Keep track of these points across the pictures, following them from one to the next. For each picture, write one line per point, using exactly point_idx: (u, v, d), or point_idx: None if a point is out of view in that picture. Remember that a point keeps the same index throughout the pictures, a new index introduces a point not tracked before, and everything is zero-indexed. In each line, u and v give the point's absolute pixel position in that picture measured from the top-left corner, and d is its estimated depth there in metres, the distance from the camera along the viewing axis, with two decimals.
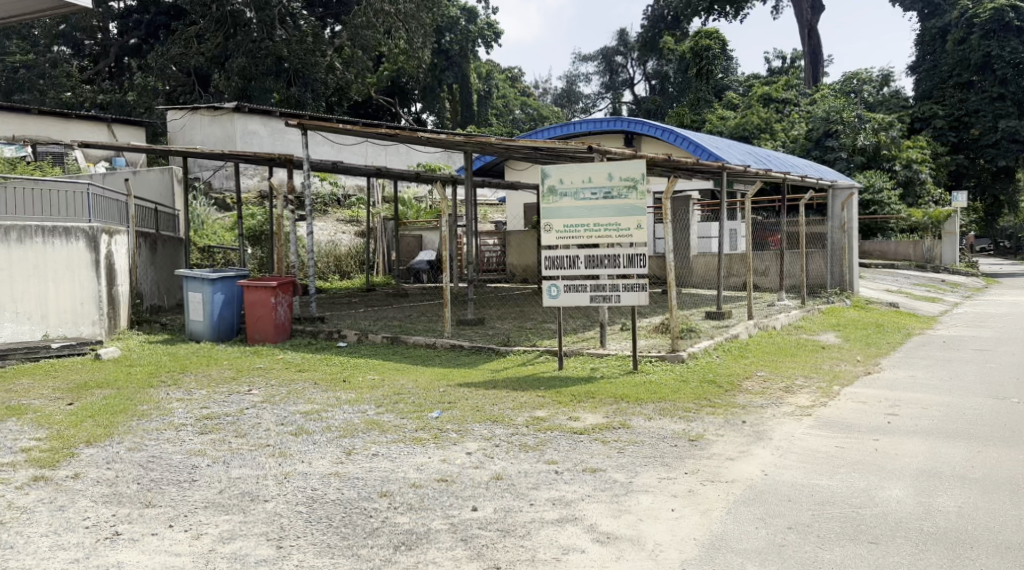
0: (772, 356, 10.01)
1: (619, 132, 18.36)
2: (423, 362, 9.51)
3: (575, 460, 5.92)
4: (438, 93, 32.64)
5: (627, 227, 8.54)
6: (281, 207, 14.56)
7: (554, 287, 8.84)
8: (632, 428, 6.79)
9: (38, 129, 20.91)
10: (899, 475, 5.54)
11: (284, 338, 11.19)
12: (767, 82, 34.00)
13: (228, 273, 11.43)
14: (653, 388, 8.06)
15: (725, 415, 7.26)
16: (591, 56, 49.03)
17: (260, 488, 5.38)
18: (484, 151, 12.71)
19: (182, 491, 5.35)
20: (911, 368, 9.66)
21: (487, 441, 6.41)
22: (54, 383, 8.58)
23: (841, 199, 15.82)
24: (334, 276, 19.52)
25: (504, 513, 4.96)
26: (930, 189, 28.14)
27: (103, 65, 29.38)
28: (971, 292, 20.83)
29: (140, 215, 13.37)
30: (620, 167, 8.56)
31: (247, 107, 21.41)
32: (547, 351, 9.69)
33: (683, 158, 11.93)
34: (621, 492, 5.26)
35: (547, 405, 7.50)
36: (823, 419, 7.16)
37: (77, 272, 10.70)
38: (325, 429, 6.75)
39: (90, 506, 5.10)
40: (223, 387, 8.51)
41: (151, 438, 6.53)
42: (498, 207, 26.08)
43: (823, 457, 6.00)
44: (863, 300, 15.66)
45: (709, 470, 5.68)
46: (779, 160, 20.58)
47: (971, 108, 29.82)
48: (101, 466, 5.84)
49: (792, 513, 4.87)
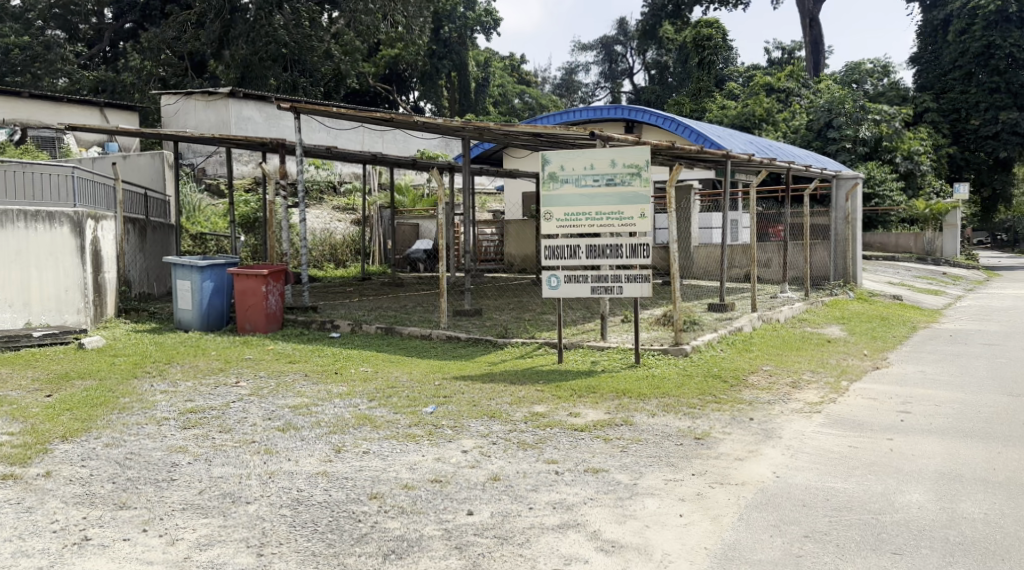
0: (777, 350, 9.71)
1: (619, 119, 17.92)
2: (418, 354, 9.19)
3: (577, 459, 5.62)
4: (436, 81, 32.17)
5: (629, 216, 8.25)
6: (274, 191, 14.10)
7: (554, 278, 8.51)
8: (634, 424, 6.50)
9: (28, 113, 20.46)
10: (917, 478, 5.25)
11: (276, 328, 10.86)
12: (767, 72, 33.57)
13: (218, 260, 11.10)
14: (656, 383, 7.75)
15: (731, 412, 6.95)
16: (590, 46, 48.52)
17: (243, 489, 5.07)
18: (483, 138, 12.37)
19: (159, 492, 5.04)
20: (920, 363, 9.37)
21: (484, 438, 6.12)
22: (34, 374, 8.26)
23: (846, 189, 15.38)
24: (329, 264, 19.19)
25: (501, 518, 4.66)
26: (931, 180, 27.82)
27: (96, 50, 28.89)
28: (972, 284, 20.58)
29: (128, 201, 13.01)
30: (623, 153, 8.23)
31: (243, 92, 21.04)
32: (545, 344, 9.39)
33: (691, 145, 11.54)
34: (625, 495, 4.96)
35: (546, 400, 7.21)
36: (833, 416, 6.87)
37: (61, 258, 10.35)
38: (315, 425, 6.45)
39: (60, 508, 4.80)
40: (210, 379, 8.19)
41: (130, 433, 6.22)
42: (496, 196, 25.77)
43: (836, 457, 5.70)
44: (867, 292, 15.34)
45: (718, 471, 5.39)
46: (782, 149, 20.24)
47: (971, 100, 29.47)
48: (75, 463, 5.53)
49: (808, 520, 4.58)
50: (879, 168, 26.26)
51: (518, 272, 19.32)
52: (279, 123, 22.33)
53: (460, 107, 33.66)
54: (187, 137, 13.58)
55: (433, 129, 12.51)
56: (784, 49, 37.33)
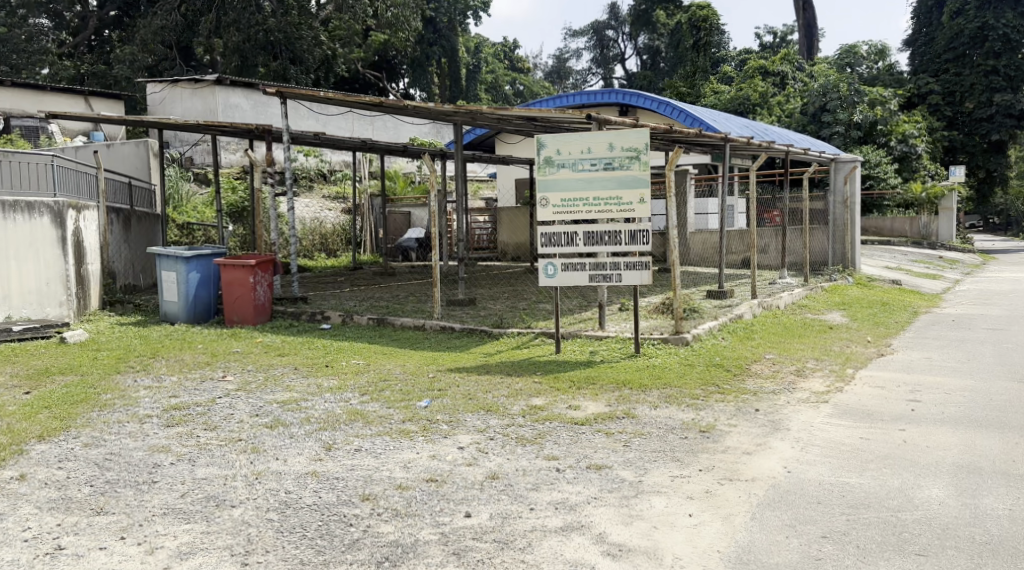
0: (780, 337, 9.47)
1: (614, 104, 17.62)
2: (411, 346, 8.92)
3: (578, 455, 5.37)
4: (426, 67, 31.75)
5: (628, 201, 7.99)
6: (261, 180, 13.68)
7: (550, 266, 8.26)
8: (636, 417, 6.26)
9: (11, 103, 20.10)
10: (936, 472, 5.00)
11: (264, 319, 10.59)
12: (760, 56, 33.23)
13: (204, 251, 10.81)
14: (656, 373, 7.52)
15: (737, 402, 6.71)
16: (581, 31, 48.09)
17: (227, 491, 4.81)
18: (475, 123, 12.06)
19: (140, 495, 4.78)
20: (925, 349, 9.14)
21: (482, 434, 5.86)
22: (12, 370, 7.98)
23: (844, 172, 15.11)
24: (320, 254, 18.92)
25: (500, 520, 4.41)
26: (927, 163, 27.60)
27: (82, 39, 27.96)
28: (969, 268, 20.44)
29: (112, 190, 12.69)
30: (622, 136, 7.96)
31: (230, 80, 20.65)
32: (542, 333, 9.14)
33: (687, 129, 11.21)
34: (631, 494, 4.71)
35: (544, 392, 6.96)
36: (841, 405, 6.64)
37: (42, 249, 10.05)
38: (304, 421, 6.18)
39: (34, 514, 4.53)
40: (196, 373, 7.95)
41: (112, 432, 5.96)
42: (488, 183, 25.51)
43: (848, 451, 5.45)
44: (865, 277, 15.15)
45: (727, 467, 5.15)
46: (779, 134, 19.98)
47: (965, 83, 29.27)
48: (50, 465, 5.25)
49: (824, 519, 4.36)
50: (874, 151, 26.07)
51: (512, 260, 19.01)
52: (266, 110, 21.91)
53: (450, 94, 33.19)
54: (171, 124, 13.19)
55: (424, 114, 12.21)
56: (776, 33, 36.89)
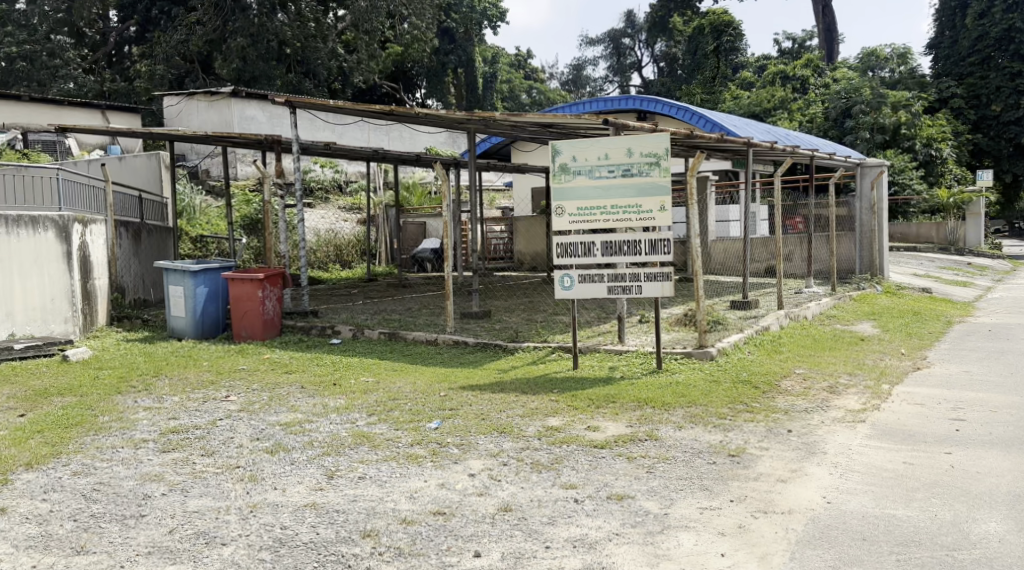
0: (809, 350, 9.03)
1: (631, 111, 17.18)
2: (422, 362, 8.56)
3: (598, 484, 4.97)
4: (442, 78, 31.64)
5: (648, 209, 7.58)
6: (270, 192, 13.26)
7: (567, 278, 7.84)
8: (660, 439, 5.85)
9: (27, 117, 19.98)
10: (991, 503, 4.57)
11: (273, 335, 10.26)
12: (781, 61, 32.77)
13: (211, 264, 10.52)
14: (680, 391, 7.08)
15: (767, 423, 6.28)
16: (597, 39, 47.59)
17: (219, 527, 4.46)
18: (488, 131, 11.68)
19: (124, 532, 4.43)
20: (963, 363, 8.64)
21: (494, 459, 5.47)
22: (10, 390, 7.67)
23: (870, 177, 14.64)
24: (334, 265, 18.63)
25: (513, 561, 4.05)
26: (951, 168, 26.88)
27: (100, 53, 27.90)
28: (1000, 275, 19.82)
29: (120, 204, 12.45)
30: (640, 141, 7.57)
31: (244, 90, 20.46)
32: (559, 348, 8.74)
33: (710, 133, 10.63)
34: (655, 528, 4.32)
35: (561, 412, 6.56)
36: (879, 425, 6.19)
37: (47, 265, 9.82)
38: (307, 445, 5.82)
39: (8, 554, 4.20)
40: (199, 393, 7.60)
41: (103, 459, 5.63)
42: (504, 192, 25.16)
43: (891, 477, 5.03)
44: (895, 285, 14.58)
45: (760, 498, 4.72)
46: (803, 140, 19.41)
47: (991, 86, 28.53)
48: (35, 497, 4.93)
49: (871, 559, 3.97)
50: (897, 157, 25.66)
51: (528, 269, 18.83)
52: (280, 121, 21.68)
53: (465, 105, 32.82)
54: (180, 135, 12.88)
55: (436, 123, 11.87)
56: (795, 38, 36.29)
